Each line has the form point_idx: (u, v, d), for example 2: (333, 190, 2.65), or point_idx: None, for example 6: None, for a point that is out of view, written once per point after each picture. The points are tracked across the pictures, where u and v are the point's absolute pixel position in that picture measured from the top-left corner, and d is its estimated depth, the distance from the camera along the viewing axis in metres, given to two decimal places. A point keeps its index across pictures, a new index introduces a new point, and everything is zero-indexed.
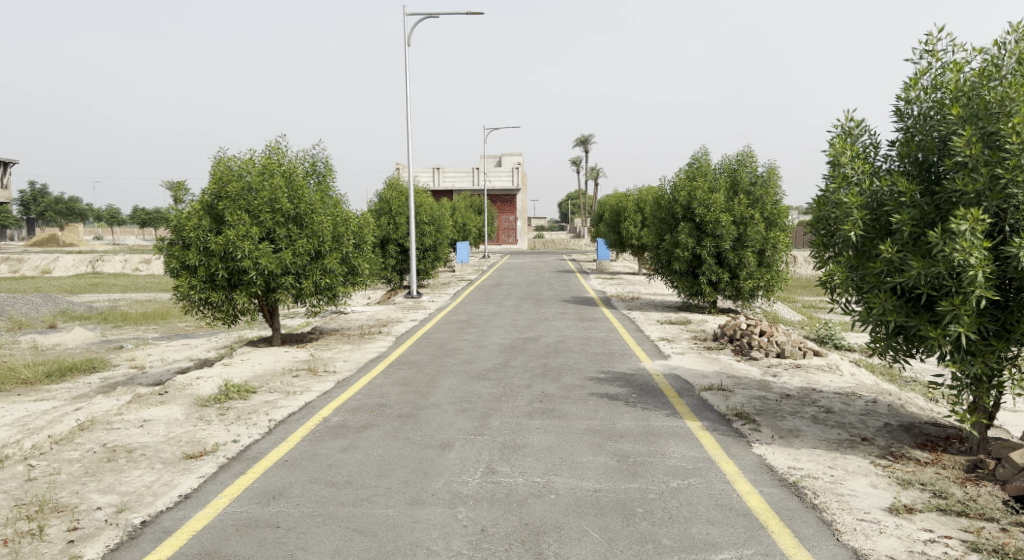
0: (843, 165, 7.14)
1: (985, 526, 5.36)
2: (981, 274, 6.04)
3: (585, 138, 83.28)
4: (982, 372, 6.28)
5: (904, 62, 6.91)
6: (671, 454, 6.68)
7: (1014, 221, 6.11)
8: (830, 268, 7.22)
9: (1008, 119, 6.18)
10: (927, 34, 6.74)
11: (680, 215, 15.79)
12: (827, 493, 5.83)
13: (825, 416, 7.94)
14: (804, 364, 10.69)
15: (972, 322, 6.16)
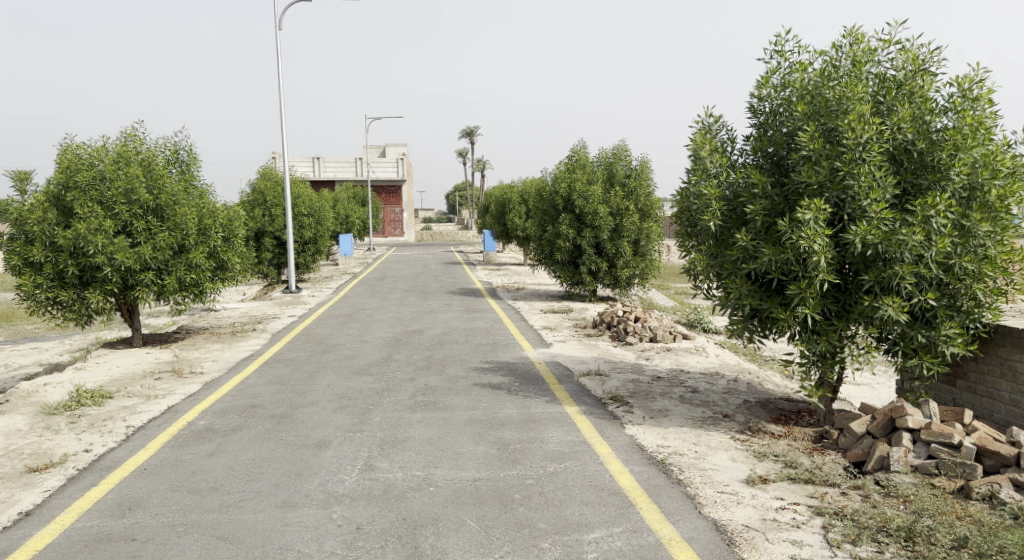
0: (703, 158, 7.49)
1: (829, 491, 5.82)
2: (824, 259, 6.50)
3: (469, 130, 83.09)
4: (826, 349, 6.83)
5: (757, 61, 7.33)
6: (549, 439, 6.86)
7: (851, 210, 6.63)
8: (692, 256, 7.60)
9: (846, 116, 6.67)
10: (776, 35, 7.17)
11: (561, 206, 16.11)
12: (692, 469, 6.17)
13: (692, 395, 8.38)
14: (674, 347, 11.20)
15: (816, 304, 6.66)
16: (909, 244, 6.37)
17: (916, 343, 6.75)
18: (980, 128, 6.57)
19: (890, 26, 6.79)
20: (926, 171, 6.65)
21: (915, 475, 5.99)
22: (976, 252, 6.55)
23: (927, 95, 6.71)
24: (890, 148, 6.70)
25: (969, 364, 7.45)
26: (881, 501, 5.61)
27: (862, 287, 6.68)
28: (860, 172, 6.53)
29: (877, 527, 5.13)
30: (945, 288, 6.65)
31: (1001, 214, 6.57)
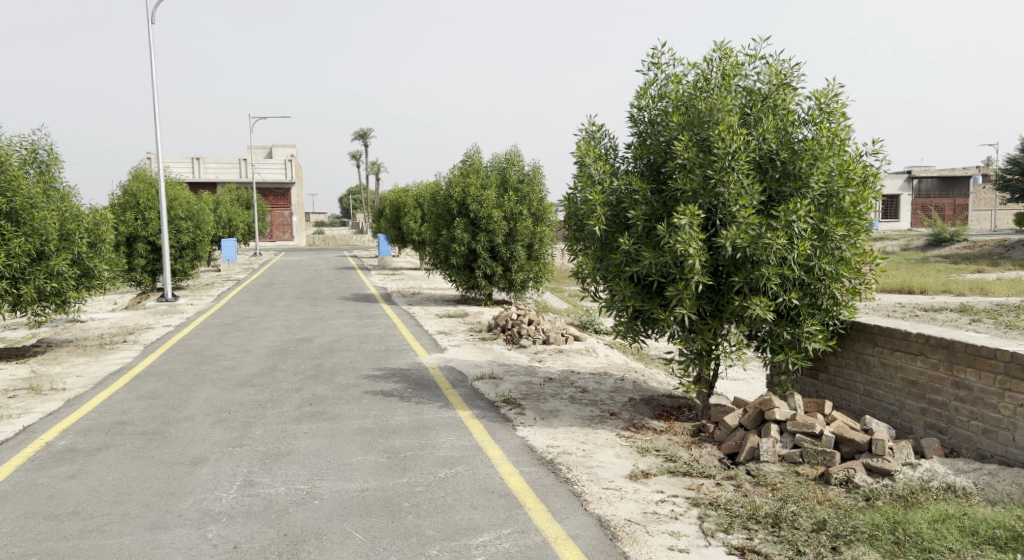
0: (587, 166, 7.66)
1: (705, 482, 6.10)
2: (698, 262, 6.80)
3: (361, 132, 81.60)
4: (702, 347, 7.16)
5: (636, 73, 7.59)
6: (440, 445, 6.86)
7: (723, 215, 6.96)
8: (579, 260, 7.79)
9: (716, 127, 7.01)
10: (653, 48, 7.43)
11: (455, 210, 16.10)
12: (579, 467, 6.32)
13: (581, 395, 8.59)
14: (565, 348, 11.42)
15: (693, 305, 6.96)
16: (774, 247, 6.76)
17: (782, 340, 7.18)
18: (835, 139, 7.05)
19: (755, 42, 7.18)
20: (789, 179, 7.06)
21: (782, 463, 6.35)
22: (833, 254, 7.02)
23: (789, 108, 7.13)
24: (756, 157, 7.10)
25: (829, 358, 7.98)
26: (752, 489, 5.93)
27: (732, 287, 7.04)
28: (729, 180, 6.87)
29: (748, 514, 5.37)
30: (807, 288, 7.11)
31: (854, 219, 7.08)
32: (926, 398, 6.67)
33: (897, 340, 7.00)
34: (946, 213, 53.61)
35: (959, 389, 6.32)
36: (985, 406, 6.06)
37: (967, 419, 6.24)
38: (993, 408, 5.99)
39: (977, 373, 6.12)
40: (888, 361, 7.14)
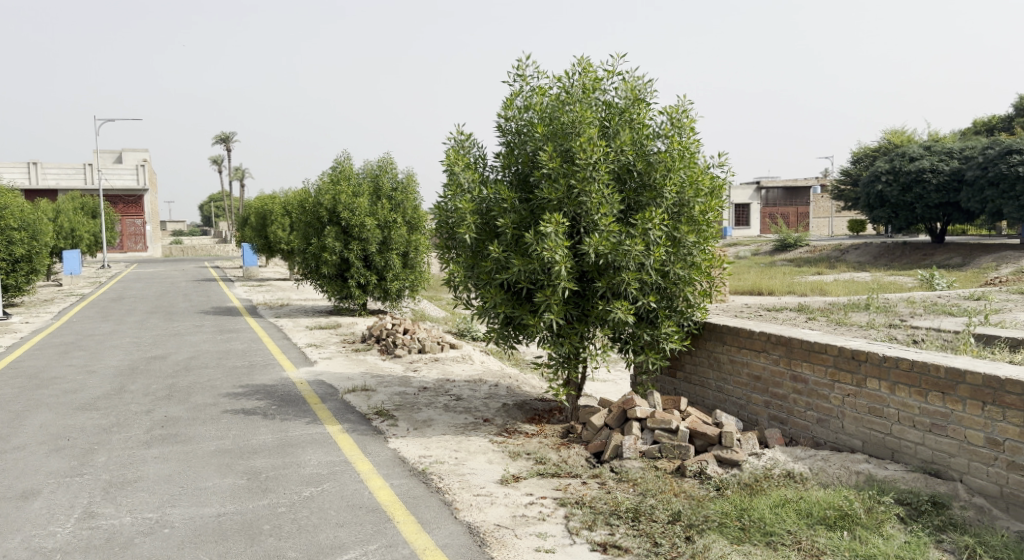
0: (456, 173, 7.49)
1: (572, 482, 6.24)
2: (564, 268, 6.85)
3: (223, 136, 78.24)
4: (569, 351, 7.28)
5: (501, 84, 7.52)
6: (306, 462, 6.67)
7: (586, 223, 7.10)
8: (450, 267, 7.63)
9: (578, 138, 7.14)
10: (517, 59, 7.39)
11: (325, 218, 15.64)
12: (451, 475, 6.29)
13: (455, 403, 8.60)
14: (441, 356, 11.41)
15: (560, 310, 7.01)
16: (632, 253, 6.98)
17: (642, 341, 7.51)
18: (686, 152, 7.41)
19: (612, 58, 7.40)
20: (645, 189, 7.37)
21: (643, 459, 6.60)
22: (685, 260, 7.38)
23: (643, 123, 7.40)
24: (615, 168, 7.32)
25: (685, 357, 8.40)
26: (615, 486, 6.12)
27: (596, 292, 7.22)
28: (591, 189, 7.02)
29: (610, 511, 5.52)
30: (664, 292, 7.41)
31: (703, 226, 7.43)
32: (769, 392, 7.15)
33: (743, 338, 7.47)
34: (790, 220, 57.72)
35: (797, 382, 6.82)
36: (819, 397, 6.56)
37: (804, 409, 6.75)
38: (825, 398, 6.50)
39: (811, 366, 6.63)
40: (736, 357, 7.60)
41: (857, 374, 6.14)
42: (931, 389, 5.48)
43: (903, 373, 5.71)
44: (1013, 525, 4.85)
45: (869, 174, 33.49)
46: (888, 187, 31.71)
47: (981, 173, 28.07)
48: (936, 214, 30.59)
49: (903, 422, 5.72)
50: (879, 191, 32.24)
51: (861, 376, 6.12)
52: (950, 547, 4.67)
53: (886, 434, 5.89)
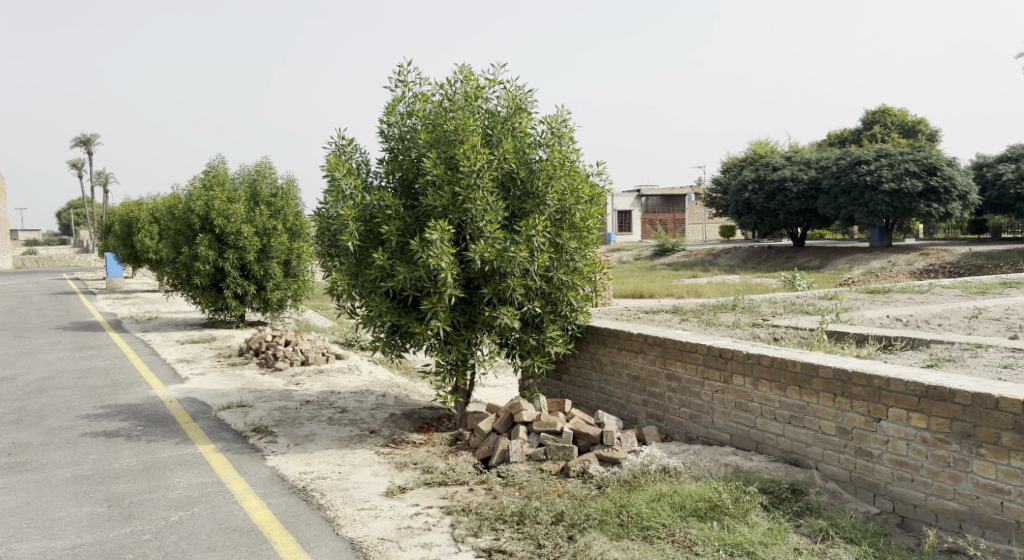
0: (338, 179, 7.11)
1: (459, 489, 6.21)
2: (451, 275, 6.66)
3: (83, 138, 73.51)
4: (457, 358, 7.07)
5: (382, 89, 7.26)
6: (175, 485, 6.39)
7: (471, 230, 6.91)
8: (332, 275, 7.19)
9: (461, 146, 6.98)
10: (399, 65, 7.19)
11: (198, 226, 14.96)
12: (333, 491, 6.16)
13: (340, 416, 8.44)
14: (325, 368, 11.16)
15: (447, 317, 6.80)
16: (517, 259, 6.91)
17: (529, 346, 7.51)
18: (565, 161, 7.50)
19: (494, 67, 7.33)
20: (529, 197, 7.35)
21: (529, 463, 6.69)
22: (568, 265, 7.49)
23: (526, 131, 7.36)
24: (499, 175, 7.24)
25: (569, 360, 8.60)
26: (501, 491, 6.12)
27: (482, 299, 7.07)
28: (476, 197, 6.85)
29: (496, 516, 5.53)
30: (548, 297, 7.50)
31: (584, 233, 7.58)
32: (647, 391, 7.43)
33: (622, 340, 7.74)
34: (668, 226, 60.01)
35: (671, 380, 7.13)
36: (691, 394, 6.89)
37: (678, 407, 7.06)
38: (696, 395, 6.82)
39: (684, 365, 6.95)
40: (617, 359, 7.85)
41: (724, 371, 6.49)
42: (790, 383, 5.85)
43: (764, 369, 6.08)
44: (861, 506, 5.24)
45: (738, 183, 35.35)
46: (754, 195, 33.58)
47: (835, 182, 30.23)
48: (797, 220, 32.69)
49: (766, 416, 6.09)
50: (746, 199, 34.07)
51: (728, 373, 6.46)
52: (808, 531, 4.98)
53: (751, 427, 6.26)
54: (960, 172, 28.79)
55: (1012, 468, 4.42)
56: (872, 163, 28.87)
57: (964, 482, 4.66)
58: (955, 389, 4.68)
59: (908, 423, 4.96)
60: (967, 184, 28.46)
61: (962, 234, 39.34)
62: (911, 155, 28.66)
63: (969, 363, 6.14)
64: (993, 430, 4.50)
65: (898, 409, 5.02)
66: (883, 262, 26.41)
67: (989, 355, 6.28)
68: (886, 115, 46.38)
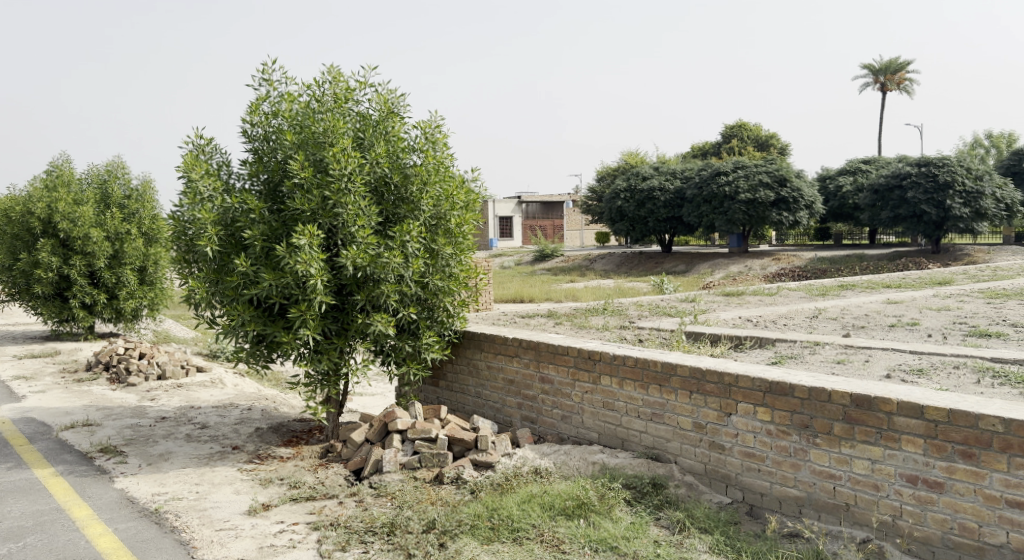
0: (194, 181, 6.80)
1: (327, 503, 6.05)
2: (320, 282, 6.47)
3: None
4: (328, 368, 6.82)
5: (244, 87, 6.98)
6: (7, 515, 5.93)
7: (343, 235, 6.72)
8: (188, 283, 6.86)
9: (330, 149, 6.77)
10: (263, 63, 6.90)
11: (39, 230, 13.87)
12: (189, 512, 5.89)
13: (199, 432, 8.09)
14: (185, 382, 10.67)
15: (317, 326, 6.60)
16: (391, 266, 6.78)
17: (404, 353, 7.35)
18: (441, 167, 7.36)
19: (364, 69, 7.13)
20: (403, 202, 7.18)
21: (403, 471, 6.50)
22: (444, 271, 7.35)
23: (399, 135, 7.21)
24: (371, 180, 7.04)
25: (446, 366, 8.58)
26: (372, 502, 5.98)
27: (355, 306, 6.87)
28: (346, 201, 6.67)
29: (366, 528, 5.41)
30: (424, 303, 7.36)
31: (460, 238, 7.45)
32: (522, 394, 7.55)
33: (498, 345, 7.80)
34: (547, 232, 61.20)
35: (544, 383, 7.27)
36: (563, 396, 7.06)
37: (550, 408, 7.22)
38: (568, 396, 7.00)
39: (556, 368, 7.12)
40: (492, 363, 7.91)
41: (593, 372, 6.69)
42: (651, 382, 6.11)
43: (629, 369, 6.32)
44: (714, 497, 5.56)
45: (610, 191, 36.46)
46: (627, 202, 34.62)
47: (698, 192, 31.76)
48: (665, 227, 34.15)
49: (631, 414, 6.34)
50: (618, 206, 35.10)
51: (596, 374, 6.67)
52: (666, 523, 5.21)
53: (617, 425, 6.49)
54: (808, 184, 31.05)
55: (843, 455, 4.78)
56: (730, 174, 30.57)
57: (803, 469, 5.01)
58: (794, 384, 5.02)
59: (755, 417, 5.30)
60: (813, 195, 30.71)
61: (808, 240, 42.34)
62: (765, 167, 30.60)
63: (808, 358, 6.65)
64: (828, 421, 4.86)
65: (746, 403, 5.35)
66: (740, 266, 27.99)
67: (825, 352, 6.82)
68: (742, 129, 49.24)
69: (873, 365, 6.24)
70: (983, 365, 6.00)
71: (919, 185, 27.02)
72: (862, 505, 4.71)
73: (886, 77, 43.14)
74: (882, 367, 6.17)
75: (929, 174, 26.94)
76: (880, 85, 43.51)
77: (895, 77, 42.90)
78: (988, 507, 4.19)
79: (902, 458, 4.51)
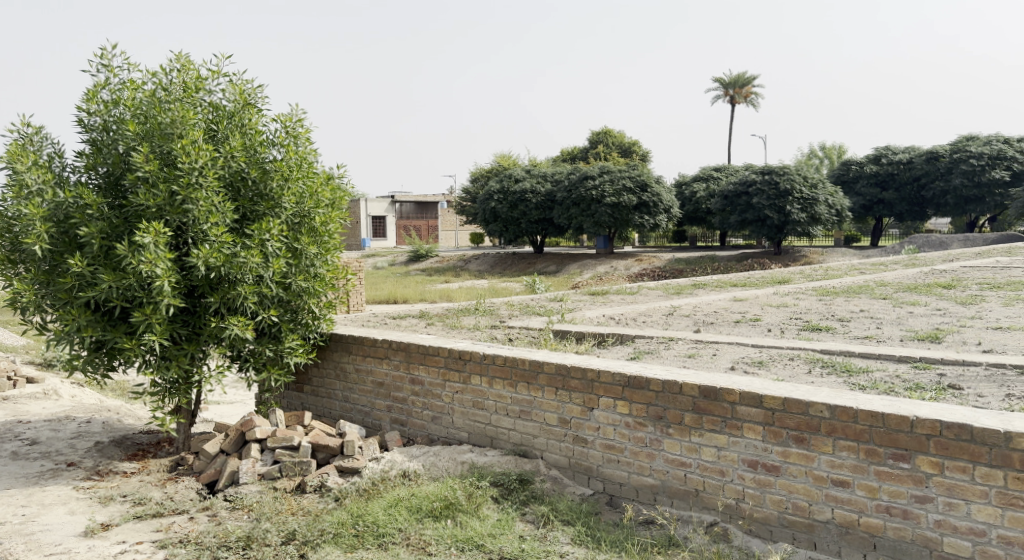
0: (21, 173, 6.28)
1: (176, 520, 5.76)
2: (167, 284, 6.15)
3: None
4: (178, 375, 6.48)
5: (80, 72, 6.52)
6: None
7: (194, 233, 6.40)
8: (14, 285, 6.35)
9: (179, 140, 6.40)
10: (101, 47, 6.47)
11: None
12: (15, 537, 5.45)
13: (28, 450, 7.50)
14: (13, 394, 9.84)
15: (164, 330, 6.26)
16: (248, 266, 6.53)
17: (264, 358, 7.09)
18: (302, 162, 7.17)
19: (217, 57, 6.82)
20: (261, 198, 6.90)
21: (261, 482, 6.28)
22: (308, 272, 7.15)
23: (257, 128, 6.94)
24: (226, 175, 6.73)
25: (311, 371, 8.37)
26: (227, 516, 5.74)
27: (208, 308, 6.56)
28: (197, 196, 6.35)
29: (219, 543, 5.19)
30: (286, 305, 7.11)
31: (324, 237, 7.28)
32: (391, 396, 7.48)
33: (366, 347, 7.69)
34: (420, 232, 60.87)
35: (414, 384, 7.24)
36: (433, 396, 7.05)
37: (421, 410, 7.19)
38: (438, 397, 7.00)
39: (426, 369, 7.10)
40: (361, 366, 7.80)
41: (464, 372, 6.72)
42: (519, 380, 6.22)
43: (498, 368, 6.40)
44: (577, 489, 5.73)
45: (481, 193, 36.68)
46: (499, 204, 34.96)
47: (568, 195, 32.56)
48: (536, 229, 34.79)
49: (499, 412, 6.43)
50: (491, 208, 35.35)
51: (467, 374, 6.70)
52: (532, 518, 5.32)
53: (486, 424, 6.56)
54: (667, 189, 32.56)
55: (692, 443, 5.06)
56: (597, 179, 31.52)
57: (657, 459, 5.26)
58: (650, 377, 5.26)
59: (615, 410, 5.50)
60: (672, 200, 32.26)
61: (668, 242, 44.33)
62: (628, 172, 31.75)
63: (663, 354, 6.98)
64: (679, 412, 5.12)
65: (607, 398, 5.55)
66: (606, 267, 28.91)
67: (678, 347, 7.18)
68: (607, 136, 50.98)
69: (720, 358, 6.63)
70: (815, 357, 6.51)
71: (762, 193, 28.94)
72: (710, 491, 5.00)
73: (736, 90, 45.86)
74: (728, 360, 6.57)
75: (771, 182, 28.92)
76: (730, 98, 46.26)
77: (744, 91, 45.68)
78: (817, 487, 4.54)
79: (744, 444, 4.82)
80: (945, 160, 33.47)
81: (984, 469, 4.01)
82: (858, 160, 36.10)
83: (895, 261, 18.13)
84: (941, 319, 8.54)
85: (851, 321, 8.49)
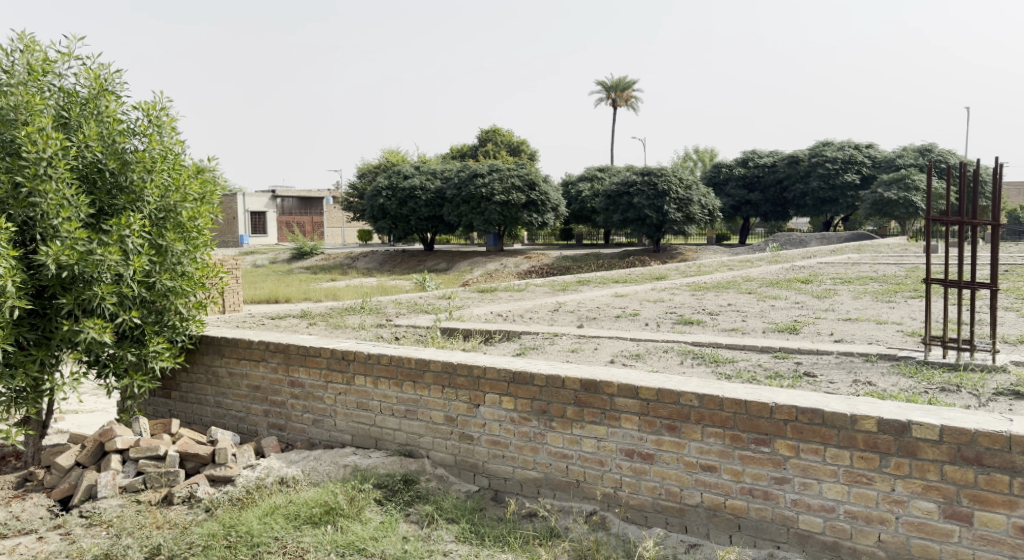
0: None
1: (23, 541, 5.34)
2: (12, 284, 5.65)
3: None
4: (24, 383, 5.99)
5: None
6: None
7: (43, 228, 5.93)
8: None
9: (23, 128, 5.93)
10: None
11: None
12: None
13: None
14: None
15: (8, 334, 5.75)
16: (107, 264, 6.12)
17: (126, 363, 6.65)
18: (167, 153, 6.80)
19: (68, 39, 6.34)
20: (120, 191, 6.49)
21: (123, 495, 5.91)
22: (175, 270, 6.79)
23: (115, 116, 6.51)
24: (79, 166, 6.29)
25: (179, 377, 7.96)
26: (82, 533, 5.37)
27: (60, 310, 6.10)
28: (46, 189, 5.90)
29: None
30: (150, 306, 6.71)
31: (192, 233, 6.94)
32: (268, 400, 7.20)
33: (241, 349, 7.38)
34: (307, 230, 59.30)
35: (294, 387, 7.00)
36: (314, 399, 6.84)
37: (301, 413, 6.96)
38: (319, 399, 6.80)
39: (306, 371, 6.88)
40: (235, 370, 7.48)
41: (347, 373, 6.55)
42: (405, 379, 6.12)
43: (383, 368, 6.27)
44: (463, 486, 5.71)
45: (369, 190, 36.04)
46: (388, 201, 34.41)
47: (458, 192, 32.47)
48: (425, 226, 34.56)
49: (384, 412, 6.31)
50: (380, 204, 34.71)
51: (350, 374, 6.53)
52: (416, 518, 5.24)
53: (371, 425, 6.42)
54: (554, 188, 33.10)
55: (574, 435, 5.13)
56: (487, 176, 31.58)
57: (541, 452, 5.30)
58: (533, 372, 5.29)
59: (500, 407, 5.51)
60: (558, 200, 32.90)
61: (556, 240, 45.08)
62: (517, 171, 31.96)
63: (547, 349, 7.06)
64: (561, 405, 5.18)
65: (492, 394, 5.55)
66: (495, 264, 29.07)
67: (562, 342, 7.28)
68: (496, 136, 51.25)
69: (601, 352, 6.77)
70: (687, 349, 6.75)
71: (643, 193, 29.85)
72: (589, 481, 5.08)
73: (619, 94, 47.13)
74: (608, 354, 6.71)
75: (651, 182, 29.90)
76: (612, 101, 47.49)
77: (625, 94, 46.99)
78: (688, 473, 4.70)
79: (621, 434, 4.93)
80: (805, 164, 35.66)
81: (834, 450, 4.25)
82: (727, 162, 37.94)
83: (758, 258, 19.11)
84: (800, 312, 9.06)
85: (721, 315, 8.87)
